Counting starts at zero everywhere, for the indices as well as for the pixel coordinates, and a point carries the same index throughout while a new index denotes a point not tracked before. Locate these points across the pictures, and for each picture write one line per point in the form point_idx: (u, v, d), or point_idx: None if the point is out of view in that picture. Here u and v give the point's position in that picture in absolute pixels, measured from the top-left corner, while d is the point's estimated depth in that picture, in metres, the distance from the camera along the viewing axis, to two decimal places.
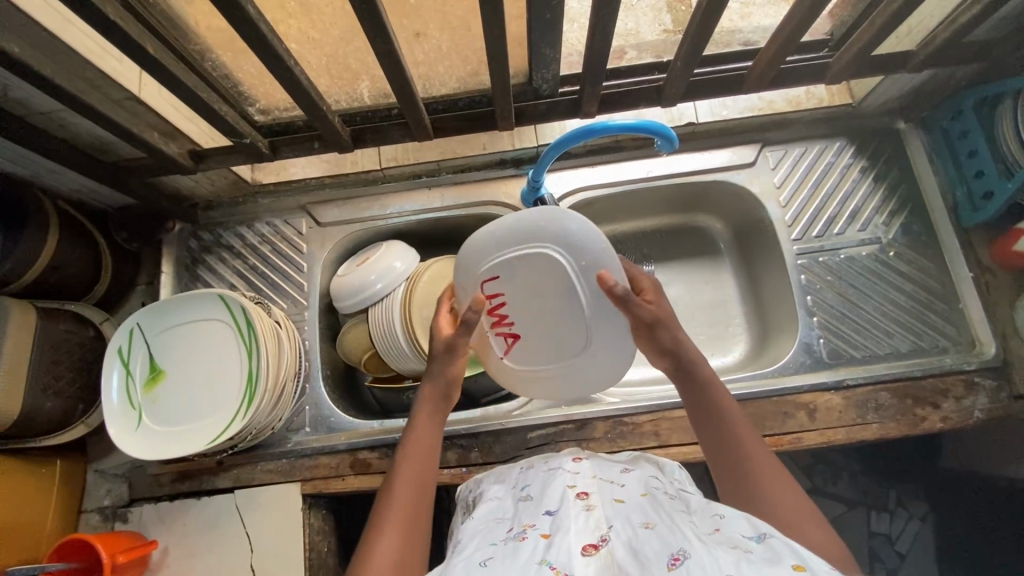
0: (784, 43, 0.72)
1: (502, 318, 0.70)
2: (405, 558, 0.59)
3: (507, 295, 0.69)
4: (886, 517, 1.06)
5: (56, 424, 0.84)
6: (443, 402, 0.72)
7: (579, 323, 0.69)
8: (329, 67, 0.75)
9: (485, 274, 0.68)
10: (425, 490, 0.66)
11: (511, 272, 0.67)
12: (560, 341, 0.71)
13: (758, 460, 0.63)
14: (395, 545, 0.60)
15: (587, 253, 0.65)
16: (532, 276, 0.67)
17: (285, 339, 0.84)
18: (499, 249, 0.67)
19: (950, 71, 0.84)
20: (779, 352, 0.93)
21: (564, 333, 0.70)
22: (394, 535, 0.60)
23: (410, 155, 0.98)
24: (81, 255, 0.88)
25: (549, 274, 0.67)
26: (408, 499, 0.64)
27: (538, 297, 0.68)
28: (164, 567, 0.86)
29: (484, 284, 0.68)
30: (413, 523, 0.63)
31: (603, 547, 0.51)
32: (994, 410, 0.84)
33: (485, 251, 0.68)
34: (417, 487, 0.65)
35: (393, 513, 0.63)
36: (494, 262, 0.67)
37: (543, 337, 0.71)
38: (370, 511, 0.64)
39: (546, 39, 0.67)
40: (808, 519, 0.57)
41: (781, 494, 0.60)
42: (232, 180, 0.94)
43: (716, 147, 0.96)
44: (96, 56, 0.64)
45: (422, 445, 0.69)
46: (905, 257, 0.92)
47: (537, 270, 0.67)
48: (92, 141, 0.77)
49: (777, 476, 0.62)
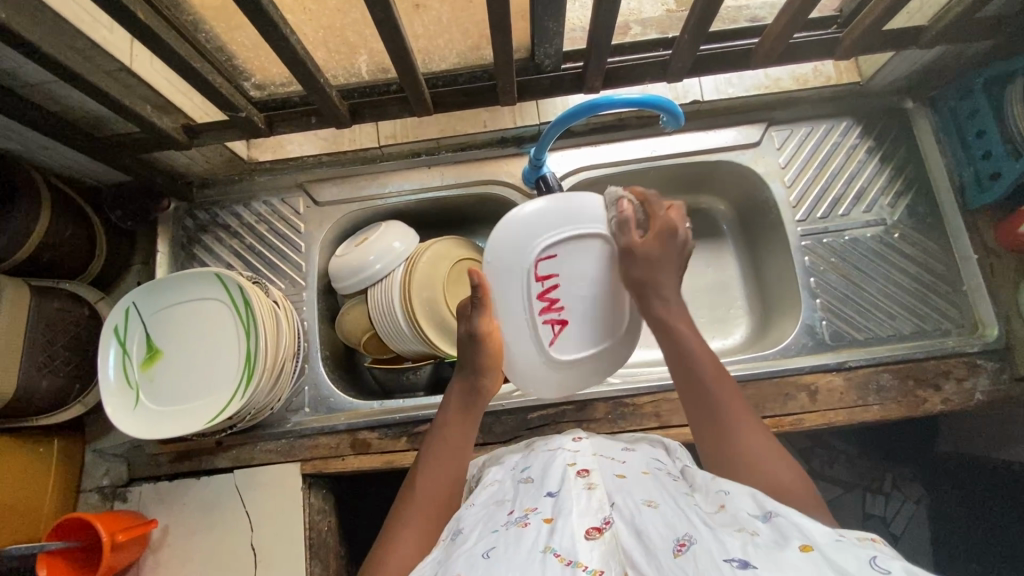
0: (793, 18, 0.70)
1: (551, 303, 0.73)
2: (415, 550, 0.62)
3: (560, 276, 0.73)
4: (882, 500, 1.06)
5: (52, 404, 0.83)
6: (471, 396, 0.73)
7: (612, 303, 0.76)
8: (325, 40, 0.73)
9: (541, 251, 0.72)
10: (448, 486, 0.68)
11: (565, 250, 0.73)
12: (591, 329, 0.75)
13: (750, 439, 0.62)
14: (410, 543, 0.62)
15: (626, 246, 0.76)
16: (581, 256, 0.73)
17: (282, 319, 0.83)
18: (556, 227, 0.72)
19: (961, 49, 0.82)
20: (781, 333, 0.92)
21: (603, 316, 0.75)
22: (410, 534, 0.63)
23: (410, 132, 0.95)
24: (74, 232, 0.86)
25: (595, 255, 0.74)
26: (430, 495, 0.67)
27: (584, 279, 0.74)
28: (163, 546, 0.86)
29: (541, 264, 0.72)
30: (432, 521, 0.65)
31: (606, 530, 0.50)
32: (995, 392, 0.84)
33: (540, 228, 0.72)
34: (441, 485, 0.68)
35: (412, 509, 0.65)
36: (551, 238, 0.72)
37: (583, 324, 0.75)
38: (394, 503, 0.68)
39: (550, 11, 0.65)
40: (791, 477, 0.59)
41: (760, 441, 0.62)
42: (227, 156, 0.92)
43: (721, 126, 0.95)
44: (85, 23, 0.62)
45: (451, 442, 0.71)
46: (908, 238, 0.92)
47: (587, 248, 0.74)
48: (83, 115, 0.75)
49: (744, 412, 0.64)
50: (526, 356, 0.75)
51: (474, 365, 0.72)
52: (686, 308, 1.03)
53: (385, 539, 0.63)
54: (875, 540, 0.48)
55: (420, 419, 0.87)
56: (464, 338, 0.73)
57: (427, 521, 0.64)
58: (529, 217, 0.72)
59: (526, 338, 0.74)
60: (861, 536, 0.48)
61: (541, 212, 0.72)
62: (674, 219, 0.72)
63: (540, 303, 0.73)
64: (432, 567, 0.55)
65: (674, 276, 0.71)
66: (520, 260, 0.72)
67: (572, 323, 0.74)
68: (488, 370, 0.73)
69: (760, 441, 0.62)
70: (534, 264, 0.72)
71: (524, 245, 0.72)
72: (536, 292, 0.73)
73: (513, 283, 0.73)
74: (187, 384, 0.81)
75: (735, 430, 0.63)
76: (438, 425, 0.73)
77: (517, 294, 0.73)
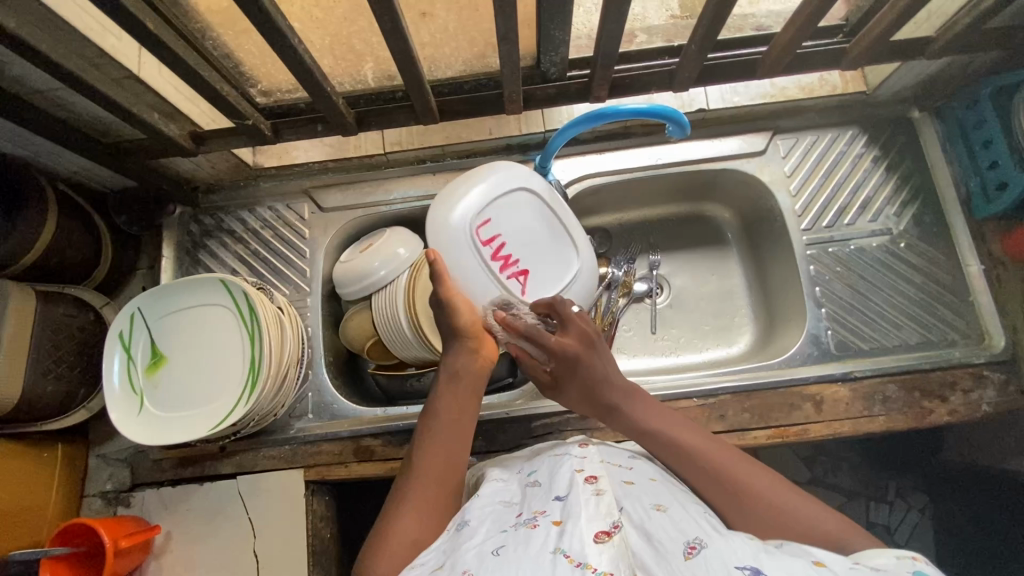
0: (801, 27, 0.70)
1: (506, 259, 0.76)
2: (420, 533, 0.61)
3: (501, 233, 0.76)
4: (885, 508, 1.05)
5: (57, 409, 0.83)
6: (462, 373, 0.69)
7: (555, 238, 0.81)
8: (332, 48, 0.74)
9: (476, 218, 0.75)
10: (448, 463, 0.66)
11: (494, 211, 0.76)
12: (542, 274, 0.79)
13: (770, 491, 0.61)
14: (413, 517, 0.62)
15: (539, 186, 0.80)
16: (512, 210, 0.78)
17: (288, 326, 0.83)
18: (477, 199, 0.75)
19: (968, 58, 0.82)
20: (785, 344, 0.92)
21: (556, 253, 0.81)
22: (416, 507, 0.62)
23: (414, 139, 0.96)
24: (79, 237, 0.86)
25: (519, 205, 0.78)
26: (434, 469, 0.65)
27: (518, 227, 0.78)
28: (166, 552, 0.86)
29: (481, 230, 0.75)
30: (436, 503, 0.63)
31: (615, 533, 0.50)
32: (1002, 404, 0.83)
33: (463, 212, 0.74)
34: (444, 456, 0.66)
35: (415, 485, 0.64)
36: (481, 204, 0.75)
37: (539, 265, 0.79)
38: (398, 477, 0.68)
39: (556, 20, 0.66)
40: (807, 507, 0.60)
41: (771, 489, 0.61)
42: (233, 162, 0.92)
43: (727, 134, 0.94)
44: (94, 32, 0.62)
45: (446, 416, 0.68)
46: (916, 249, 0.91)
47: (513, 203, 0.78)
48: (89, 121, 0.75)
49: (744, 461, 0.64)
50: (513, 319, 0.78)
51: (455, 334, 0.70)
52: (690, 316, 1.02)
53: (386, 520, 0.62)
54: (917, 555, 0.51)
55: None
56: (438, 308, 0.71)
57: (427, 501, 0.63)
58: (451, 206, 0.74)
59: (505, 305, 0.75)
60: (902, 552, 0.51)
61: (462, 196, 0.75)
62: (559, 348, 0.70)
63: (497, 263, 0.75)
64: (436, 555, 0.56)
65: (600, 385, 0.69)
66: (460, 235, 0.73)
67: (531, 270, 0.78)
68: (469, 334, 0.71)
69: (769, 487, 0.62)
70: (475, 231, 0.74)
71: (459, 221, 0.74)
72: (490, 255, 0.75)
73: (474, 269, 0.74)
74: (202, 372, 0.81)
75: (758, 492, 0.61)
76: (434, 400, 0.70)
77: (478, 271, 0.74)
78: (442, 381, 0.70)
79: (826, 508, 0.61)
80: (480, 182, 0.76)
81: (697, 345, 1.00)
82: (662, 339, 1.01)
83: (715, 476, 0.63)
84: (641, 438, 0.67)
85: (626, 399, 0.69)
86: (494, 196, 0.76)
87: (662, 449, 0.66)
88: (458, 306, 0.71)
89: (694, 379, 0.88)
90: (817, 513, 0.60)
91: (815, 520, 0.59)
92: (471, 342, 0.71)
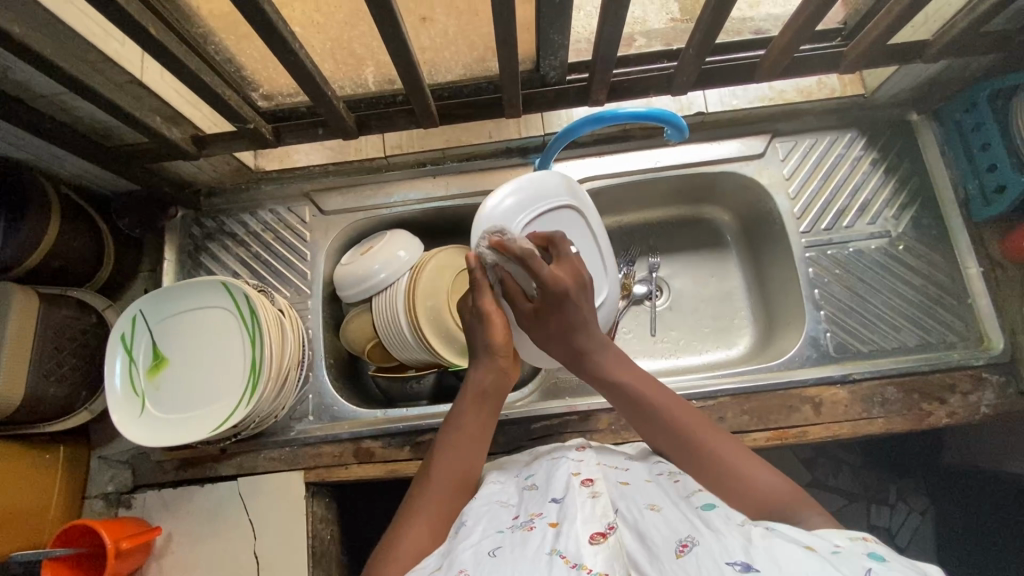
0: (799, 30, 0.70)
1: None
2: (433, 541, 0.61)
3: None
4: (886, 511, 1.06)
5: (59, 411, 0.84)
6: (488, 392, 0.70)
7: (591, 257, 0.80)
8: (333, 52, 0.74)
9: (520, 230, 0.75)
10: (463, 476, 0.66)
11: (538, 223, 0.76)
12: None
13: (737, 455, 0.62)
14: (427, 527, 0.62)
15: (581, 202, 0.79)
16: (556, 225, 0.77)
17: (289, 328, 0.84)
18: (521, 208, 0.76)
19: (966, 62, 0.82)
20: (784, 346, 0.92)
21: (591, 270, 0.79)
22: (429, 517, 0.62)
23: (415, 143, 0.96)
24: (82, 240, 0.87)
25: (562, 219, 0.78)
26: (449, 479, 0.66)
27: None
28: (167, 553, 0.86)
29: (522, 238, 0.74)
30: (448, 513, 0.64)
31: (610, 535, 0.51)
32: (1001, 406, 0.84)
33: (505, 219, 0.75)
34: (459, 469, 0.66)
35: (429, 494, 0.64)
36: (526, 217, 0.75)
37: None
38: (410, 484, 0.67)
39: (555, 25, 0.66)
40: (778, 480, 0.60)
41: (739, 454, 0.62)
42: (234, 166, 0.93)
43: (725, 137, 0.95)
44: (97, 37, 0.63)
45: (467, 429, 0.68)
46: (914, 251, 0.91)
47: (558, 217, 0.77)
48: (93, 125, 0.76)
49: (707, 423, 0.65)
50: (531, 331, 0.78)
51: (488, 347, 0.71)
52: (689, 318, 1.03)
53: (397, 526, 0.62)
54: (870, 537, 0.49)
55: (424, 428, 0.87)
56: (474, 323, 0.73)
57: (441, 509, 0.64)
58: (499, 208, 0.75)
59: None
60: (855, 534, 0.49)
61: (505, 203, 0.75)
62: (557, 278, 0.67)
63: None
64: (435, 562, 0.55)
65: (583, 331, 0.69)
66: (502, 242, 0.73)
67: None
68: (501, 353, 0.71)
69: (742, 454, 0.62)
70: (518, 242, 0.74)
71: (502, 225, 0.74)
72: None
73: None
74: (206, 376, 0.82)
75: (723, 453, 0.62)
76: (456, 411, 0.70)
77: None
78: (466, 398, 0.70)
79: (783, 477, 0.60)
80: (526, 191, 0.76)
81: (697, 346, 1.01)
82: (662, 341, 1.01)
83: (682, 438, 0.64)
84: (611, 395, 0.69)
85: (600, 348, 0.69)
86: (540, 209, 0.76)
87: (629, 404, 0.68)
88: (492, 319, 0.71)
89: (692, 381, 0.88)
90: (776, 479, 0.60)
91: (770, 484, 0.59)
92: (501, 362, 0.71)
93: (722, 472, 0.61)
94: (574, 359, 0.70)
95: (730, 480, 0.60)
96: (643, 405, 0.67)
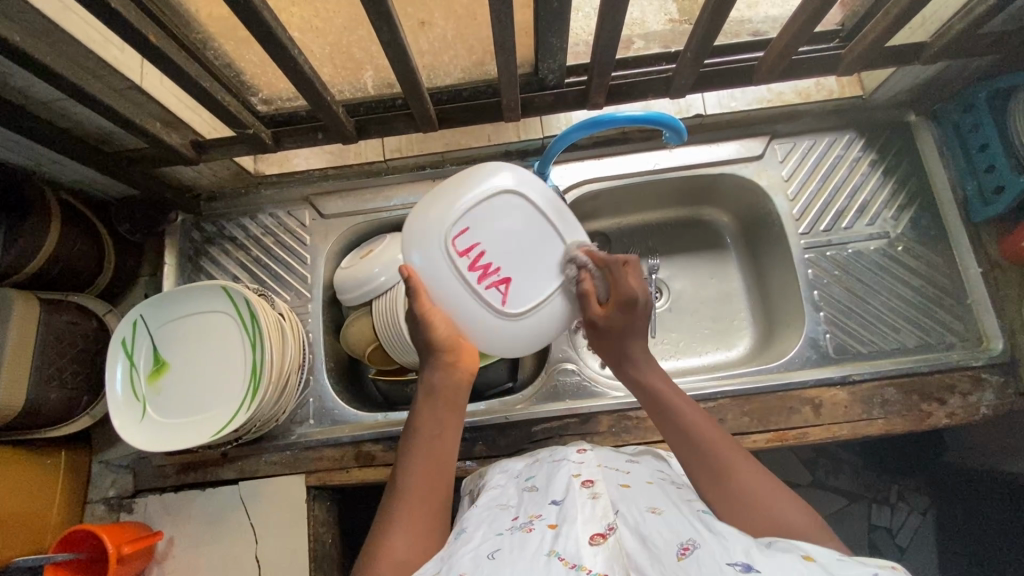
0: (796, 33, 0.71)
1: (485, 270, 0.70)
2: (413, 547, 0.58)
3: (479, 241, 0.70)
4: (887, 511, 1.05)
5: (61, 416, 0.84)
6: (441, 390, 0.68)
7: (544, 235, 0.73)
8: (332, 57, 0.75)
9: (452, 229, 0.69)
10: (435, 479, 0.64)
11: (473, 218, 0.70)
12: (531, 279, 0.72)
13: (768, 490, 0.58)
14: (404, 535, 0.59)
15: (524, 182, 0.72)
16: (492, 214, 0.71)
17: (289, 332, 0.84)
18: (452, 205, 0.69)
19: (963, 63, 0.83)
20: (784, 348, 0.92)
21: (543, 256, 0.73)
22: (405, 525, 0.60)
23: (414, 147, 0.97)
24: (83, 245, 0.87)
25: (502, 206, 0.71)
26: (422, 484, 0.63)
27: (500, 233, 0.71)
28: (169, 557, 0.87)
29: (457, 239, 0.69)
30: (428, 516, 0.61)
31: (610, 536, 0.51)
32: (1000, 406, 0.84)
33: (436, 220, 0.69)
34: (430, 471, 0.64)
35: (404, 501, 0.62)
36: (456, 212, 0.69)
37: (525, 270, 0.72)
38: (382, 499, 0.64)
39: (553, 28, 0.66)
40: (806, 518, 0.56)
41: (769, 489, 0.59)
42: (234, 171, 0.93)
43: (724, 139, 0.95)
44: (97, 44, 0.63)
45: (429, 431, 0.66)
46: (913, 252, 0.91)
47: (494, 207, 0.71)
48: (94, 132, 0.76)
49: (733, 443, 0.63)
50: (483, 326, 0.71)
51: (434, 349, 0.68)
52: (689, 320, 1.03)
53: (375, 540, 0.59)
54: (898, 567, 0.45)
55: None
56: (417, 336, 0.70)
57: (420, 513, 0.61)
58: (426, 213, 0.69)
59: (481, 316, 0.70)
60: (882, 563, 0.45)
61: (434, 206, 0.70)
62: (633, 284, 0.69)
63: (474, 273, 0.70)
64: (435, 565, 0.55)
65: (641, 338, 0.71)
66: (435, 251, 0.68)
67: (514, 280, 0.71)
68: (450, 349, 0.69)
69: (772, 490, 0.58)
70: (450, 243, 0.68)
71: (433, 231, 0.69)
72: (466, 267, 0.69)
73: (446, 279, 0.69)
74: (206, 382, 0.82)
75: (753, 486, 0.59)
76: (415, 415, 0.67)
77: (450, 282, 0.69)
78: (421, 398, 0.68)
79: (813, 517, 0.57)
80: (455, 185, 0.70)
81: (697, 348, 1.01)
82: (662, 343, 1.01)
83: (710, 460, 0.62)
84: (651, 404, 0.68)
85: (646, 356, 0.71)
86: (472, 202, 0.70)
87: (668, 417, 0.66)
88: (430, 319, 0.68)
89: (693, 382, 0.89)
90: (806, 518, 0.56)
91: (787, 516, 0.56)
92: (446, 357, 0.68)
93: (729, 482, 0.60)
94: (621, 361, 0.71)
95: (761, 512, 0.57)
96: (679, 425, 0.65)
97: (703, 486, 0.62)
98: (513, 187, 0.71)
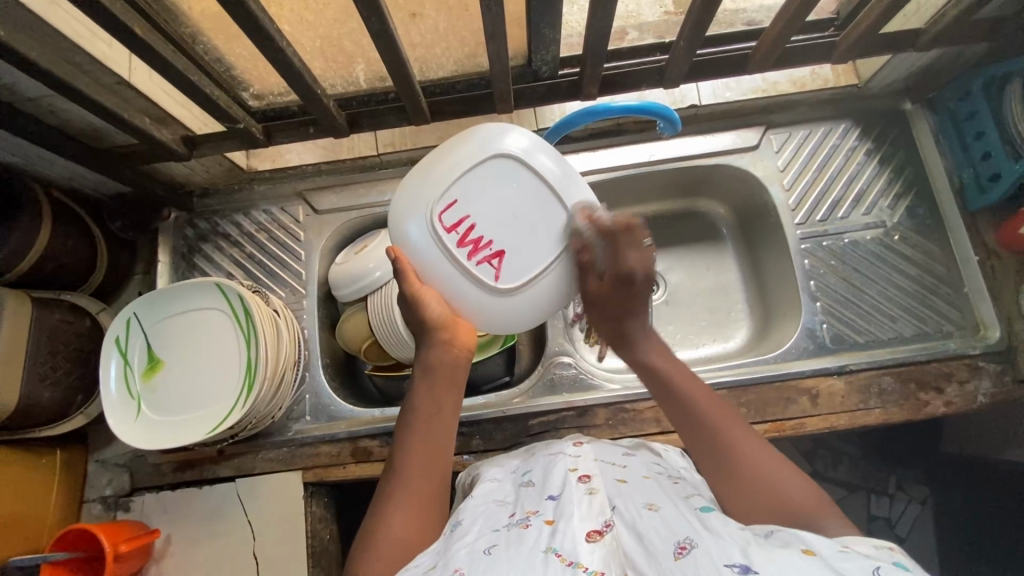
0: (790, 22, 0.70)
1: (477, 242, 0.67)
2: (410, 530, 0.59)
3: (469, 212, 0.66)
4: (886, 501, 1.06)
5: (54, 415, 0.84)
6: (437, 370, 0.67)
7: (543, 201, 0.67)
8: (322, 50, 0.74)
9: (438, 204, 0.66)
10: (434, 459, 0.64)
11: (461, 190, 0.66)
12: (528, 250, 0.68)
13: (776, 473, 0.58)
14: (402, 518, 0.60)
15: (517, 146, 0.67)
16: (483, 183, 0.67)
17: (284, 328, 0.83)
18: (438, 178, 0.66)
19: (958, 49, 0.82)
20: (780, 338, 0.92)
21: (541, 224, 0.67)
22: (400, 508, 0.60)
23: (408, 140, 0.97)
24: (74, 243, 0.87)
25: (495, 175, 0.67)
26: (420, 464, 0.63)
27: (493, 203, 0.67)
28: (167, 556, 0.87)
29: (444, 214, 0.66)
30: (431, 496, 0.62)
31: (607, 533, 0.51)
32: (997, 395, 0.84)
33: (422, 196, 0.66)
34: (428, 452, 0.64)
35: (402, 483, 0.62)
36: (443, 187, 0.66)
37: (523, 242, 0.67)
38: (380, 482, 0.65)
39: (545, 19, 0.66)
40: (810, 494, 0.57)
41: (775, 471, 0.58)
42: (227, 167, 0.93)
43: (720, 130, 0.95)
44: (83, 38, 0.62)
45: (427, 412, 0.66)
46: (910, 241, 0.91)
47: (485, 176, 0.67)
48: (83, 128, 0.75)
49: (743, 426, 0.63)
50: (473, 300, 0.68)
51: (429, 329, 0.67)
52: (685, 312, 1.02)
53: (373, 523, 0.60)
54: (894, 548, 0.48)
55: None
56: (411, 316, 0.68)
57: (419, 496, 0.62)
58: (411, 189, 0.67)
59: (473, 292, 0.68)
60: (879, 543, 0.48)
61: (419, 180, 0.67)
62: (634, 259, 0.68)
63: (465, 249, 0.67)
64: (431, 557, 0.55)
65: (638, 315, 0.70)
66: (421, 228, 0.66)
67: (508, 252, 0.67)
68: (446, 327, 0.67)
69: (779, 471, 0.58)
70: (435, 219, 0.66)
71: (419, 208, 0.66)
72: (455, 241, 0.66)
73: (433, 254, 0.67)
74: (200, 379, 0.82)
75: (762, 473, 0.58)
76: (413, 397, 0.67)
77: (439, 258, 0.67)
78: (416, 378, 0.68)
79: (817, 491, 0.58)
80: (442, 156, 0.67)
81: (695, 341, 1.00)
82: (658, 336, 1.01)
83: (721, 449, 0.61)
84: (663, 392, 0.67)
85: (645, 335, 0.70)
86: (462, 172, 0.66)
87: (677, 405, 0.65)
88: (424, 299, 0.67)
89: None
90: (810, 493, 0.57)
91: (788, 484, 0.57)
92: (443, 336, 0.67)
93: (738, 471, 0.59)
94: (620, 340, 0.70)
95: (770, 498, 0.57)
96: (690, 411, 0.64)
97: (708, 472, 0.61)
98: (505, 152, 0.66)
